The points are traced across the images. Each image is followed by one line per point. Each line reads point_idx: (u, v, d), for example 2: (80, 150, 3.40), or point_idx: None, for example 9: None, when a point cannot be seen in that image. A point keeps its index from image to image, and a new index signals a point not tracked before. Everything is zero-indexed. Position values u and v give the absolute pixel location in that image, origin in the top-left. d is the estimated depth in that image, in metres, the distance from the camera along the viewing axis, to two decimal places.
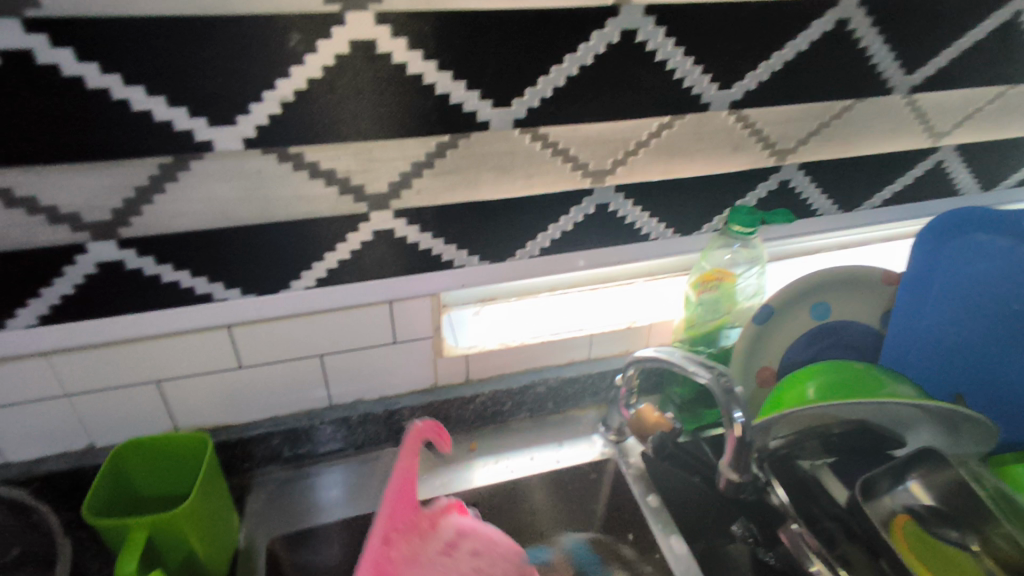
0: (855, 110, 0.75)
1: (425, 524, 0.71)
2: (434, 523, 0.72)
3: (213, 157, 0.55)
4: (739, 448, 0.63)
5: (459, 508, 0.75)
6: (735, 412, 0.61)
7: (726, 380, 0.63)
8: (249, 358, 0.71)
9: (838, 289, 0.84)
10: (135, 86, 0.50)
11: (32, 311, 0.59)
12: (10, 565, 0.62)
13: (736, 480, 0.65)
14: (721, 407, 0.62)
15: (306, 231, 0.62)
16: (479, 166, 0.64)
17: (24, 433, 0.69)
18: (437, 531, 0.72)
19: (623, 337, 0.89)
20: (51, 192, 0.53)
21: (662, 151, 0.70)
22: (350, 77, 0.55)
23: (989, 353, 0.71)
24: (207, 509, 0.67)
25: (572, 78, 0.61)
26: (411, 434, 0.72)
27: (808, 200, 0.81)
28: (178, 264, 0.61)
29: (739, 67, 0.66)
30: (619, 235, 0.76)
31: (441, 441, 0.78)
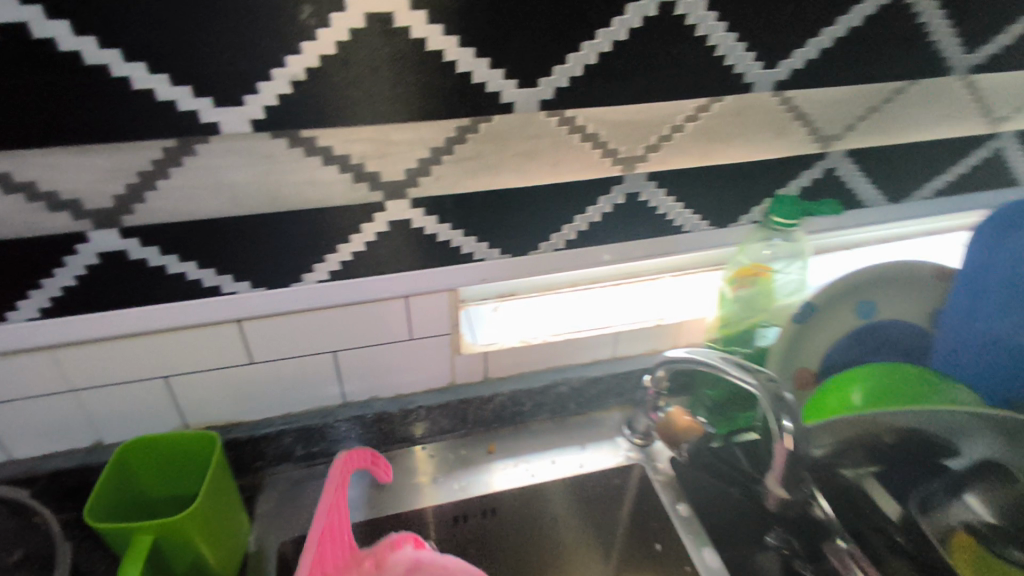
0: (909, 92, 0.69)
1: (367, 566, 0.66)
2: (379, 563, 0.67)
3: (221, 140, 0.52)
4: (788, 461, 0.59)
5: (414, 541, 0.69)
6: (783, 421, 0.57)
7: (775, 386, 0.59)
8: (260, 354, 0.68)
9: (885, 287, 0.78)
10: (136, 63, 0.47)
11: (33, 304, 0.56)
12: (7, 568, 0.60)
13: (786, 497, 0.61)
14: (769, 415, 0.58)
15: (319, 221, 0.59)
16: (502, 152, 0.60)
17: (29, 429, 0.67)
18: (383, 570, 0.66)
19: (650, 335, 0.84)
20: (50, 177, 0.50)
21: (698, 137, 0.65)
22: (365, 53, 0.51)
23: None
24: (216, 513, 0.64)
25: (605, 56, 0.56)
26: (337, 465, 0.69)
27: (854, 190, 0.75)
28: (185, 255, 0.57)
29: (785, 44, 0.61)
30: (650, 227, 0.71)
31: (380, 470, 0.76)
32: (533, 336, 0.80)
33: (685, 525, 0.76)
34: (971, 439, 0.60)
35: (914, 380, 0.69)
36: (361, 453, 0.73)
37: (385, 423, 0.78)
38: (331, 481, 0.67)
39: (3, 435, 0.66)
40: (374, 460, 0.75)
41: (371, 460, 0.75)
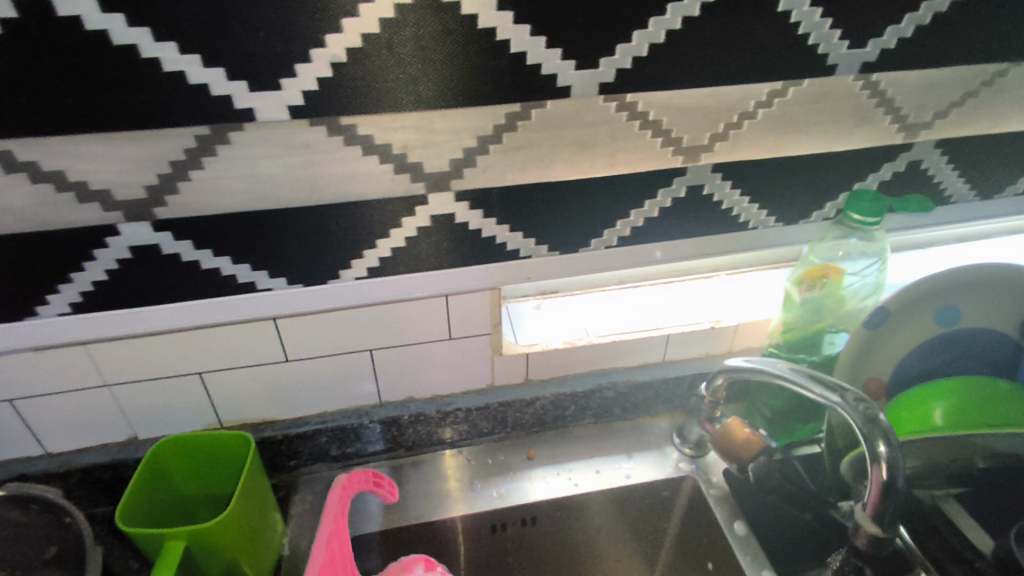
0: (1011, 75, 0.61)
1: None
2: None
3: (256, 127, 0.48)
4: (888, 493, 0.51)
5: (425, 562, 0.66)
6: (880, 446, 0.50)
7: (865, 406, 0.52)
8: (295, 353, 0.65)
9: (969, 291, 0.70)
10: (166, 43, 0.43)
11: (64, 298, 0.54)
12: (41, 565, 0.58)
13: (880, 535, 0.53)
14: (862, 440, 0.52)
15: (358, 214, 0.55)
16: (554, 141, 0.55)
17: (63, 424, 0.65)
18: None
19: (704, 339, 0.78)
20: (79, 166, 0.47)
21: (770, 125, 0.59)
22: (411, 32, 0.46)
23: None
24: (251, 518, 0.61)
25: (674, 34, 0.51)
26: (336, 493, 0.66)
27: (941, 184, 0.68)
28: (219, 250, 0.54)
29: (877, 19, 0.54)
30: (712, 222, 0.65)
31: (384, 490, 0.71)
32: (577, 337, 0.75)
33: (742, 545, 0.70)
34: None
35: (1008, 400, 0.62)
36: (363, 477, 0.70)
37: (421, 424, 0.75)
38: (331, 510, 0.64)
39: (38, 429, 0.65)
40: (377, 481, 0.71)
41: (375, 484, 0.71)
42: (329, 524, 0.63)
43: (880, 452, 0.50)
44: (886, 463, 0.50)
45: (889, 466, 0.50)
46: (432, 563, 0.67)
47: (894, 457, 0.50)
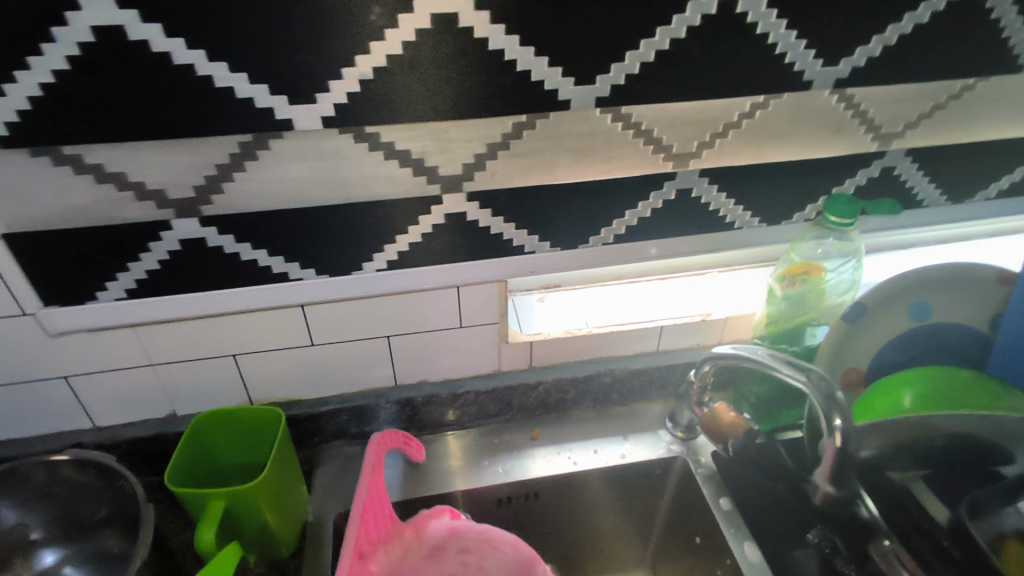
0: (976, 90, 0.67)
1: (408, 532, 0.70)
2: (418, 528, 0.71)
3: (293, 135, 0.55)
4: (839, 459, 0.59)
5: (451, 512, 0.74)
6: (835, 421, 0.57)
7: (827, 386, 0.59)
8: (320, 337, 0.72)
9: (941, 288, 0.76)
10: (219, 63, 0.50)
11: (121, 285, 0.61)
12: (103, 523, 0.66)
13: (833, 494, 0.61)
14: (820, 414, 0.58)
15: (380, 212, 0.61)
16: (556, 148, 0.61)
17: (112, 399, 0.72)
18: (424, 536, 0.71)
19: (695, 331, 0.84)
20: (140, 168, 0.54)
21: (753, 134, 0.65)
22: (430, 52, 0.53)
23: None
24: (281, 484, 0.68)
25: (663, 54, 0.57)
26: (375, 444, 0.70)
27: (913, 189, 0.74)
28: (257, 243, 0.61)
29: (849, 40, 0.60)
30: (701, 222, 0.71)
31: (410, 446, 0.78)
32: (577, 327, 0.81)
33: (727, 519, 0.76)
34: None
35: (971, 386, 0.68)
36: (394, 435, 0.75)
37: (434, 405, 0.81)
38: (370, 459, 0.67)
39: (89, 404, 0.72)
40: (406, 440, 0.77)
41: (403, 442, 0.77)
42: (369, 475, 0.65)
43: (835, 425, 0.57)
44: (839, 434, 0.57)
45: (841, 437, 0.58)
46: (457, 513, 0.74)
47: (846, 430, 0.58)
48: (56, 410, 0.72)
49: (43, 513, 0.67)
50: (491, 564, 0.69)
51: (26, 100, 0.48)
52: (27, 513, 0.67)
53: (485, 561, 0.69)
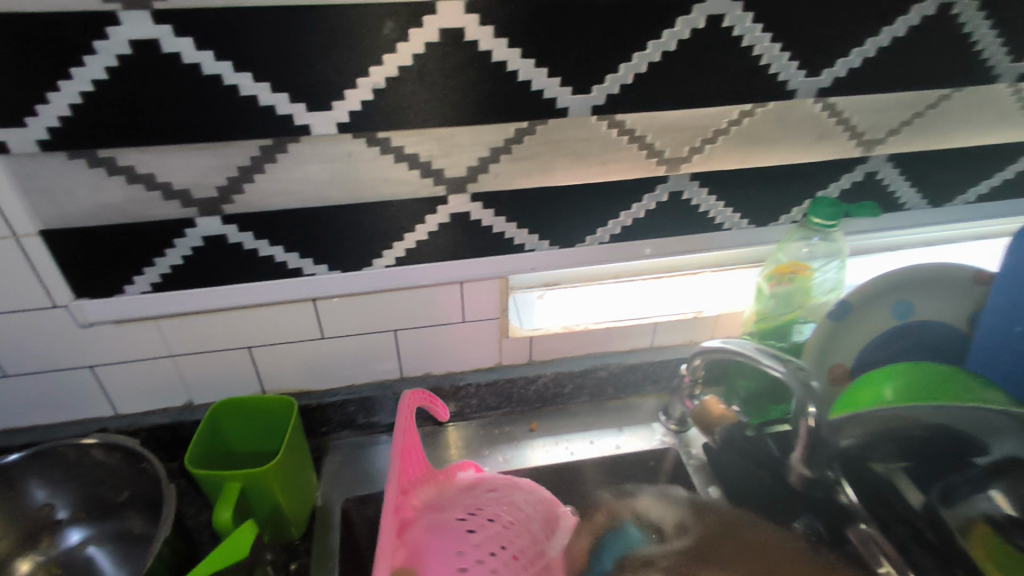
0: (953, 99, 0.71)
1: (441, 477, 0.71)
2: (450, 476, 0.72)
3: (310, 139, 0.59)
4: (811, 442, 0.64)
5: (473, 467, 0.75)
6: (809, 407, 0.62)
7: (803, 374, 0.63)
8: (331, 330, 0.76)
9: (920, 288, 0.79)
10: (243, 73, 0.54)
11: (147, 279, 0.65)
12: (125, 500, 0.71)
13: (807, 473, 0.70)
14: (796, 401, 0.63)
15: (389, 212, 0.65)
16: (554, 153, 0.65)
17: (133, 388, 0.76)
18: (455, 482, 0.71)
19: (688, 327, 0.88)
20: (168, 170, 0.58)
21: (741, 140, 0.68)
22: (438, 63, 0.57)
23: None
24: (292, 467, 0.72)
25: (654, 65, 0.61)
26: (407, 400, 0.69)
27: (895, 193, 0.78)
28: (274, 240, 0.65)
29: (830, 53, 0.64)
30: (692, 223, 0.75)
31: (436, 408, 0.76)
32: (575, 323, 0.85)
33: None
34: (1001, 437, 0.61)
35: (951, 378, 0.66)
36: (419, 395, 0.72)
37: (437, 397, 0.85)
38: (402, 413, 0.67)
39: (111, 392, 0.76)
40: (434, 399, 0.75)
41: (431, 401, 0.75)
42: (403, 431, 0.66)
43: (811, 412, 0.62)
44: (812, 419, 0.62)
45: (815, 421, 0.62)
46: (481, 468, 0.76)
47: (820, 415, 0.62)
48: (81, 399, 0.76)
49: (71, 493, 0.72)
50: (519, 498, 0.69)
51: (66, 107, 0.53)
52: (55, 494, 0.71)
53: (514, 496, 0.69)
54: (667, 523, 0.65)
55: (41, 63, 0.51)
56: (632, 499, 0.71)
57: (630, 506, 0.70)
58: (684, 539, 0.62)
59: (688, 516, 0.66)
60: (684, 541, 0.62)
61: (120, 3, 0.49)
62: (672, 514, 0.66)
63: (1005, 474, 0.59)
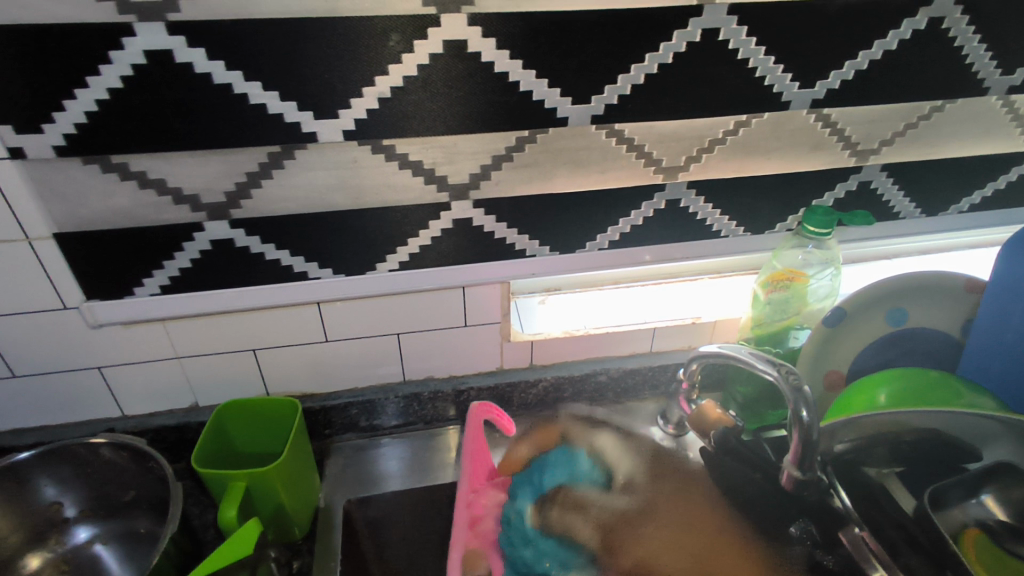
0: (945, 111, 0.72)
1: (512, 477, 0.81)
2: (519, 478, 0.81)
3: (316, 146, 0.61)
4: (804, 448, 0.64)
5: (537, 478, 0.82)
6: (801, 412, 0.62)
7: (794, 380, 0.63)
8: (335, 333, 0.77)
9: (916, 295, 0.80)
10: (253, 82, 0.56)
11: (156, 281, 0.67)
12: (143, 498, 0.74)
13: (799, 477, 0.66)
14: (789, 406, 0.63)
15: (392, 217, 0.67)
16: (555, 161, 0.67)
17: (140, 389, 0.77)
18: None
19: (686, 333, 0.89)
20: (178, 175, 0.60)
21: (737, 149, 0.70)
22: (441, 74, 0.59)
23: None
24: (295, 465, 0.73)
25: (651, 77, 0.63)
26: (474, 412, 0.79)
27: (889, 202, 0.79)
28: (280, 244, 0.67)
29: (823, 66, 0.66)
30: (690, 231, 0.77)
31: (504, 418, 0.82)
32: (575, 328, 0.87)
33: None
34: (993, 443, 0.63)
35: (941, 381, 0.70)
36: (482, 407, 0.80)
37: (438, 400, 0.86)
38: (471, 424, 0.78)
39: (119, 393, 0.77)
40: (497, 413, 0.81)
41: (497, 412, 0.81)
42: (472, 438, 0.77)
43: (803, 417, 0.62)
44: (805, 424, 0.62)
45: (807, 426, 0.63)
46: None
47: (812, 419, 0.63)
48: (88, 399, 0.77)
49: (79, 491, 0.73)
50: None
51: (82, 114, 0.55)
52: (63, 492, 0.73)
53: None
54: (618, 474, 0.75)
55: (58, 72, 0.52)
56: (596, 434, 0.80)
57: (591, 440, 0.80)
58: (630, 497, 0.73)
59: (641, 472, 0.77)
60: (627, 501, 0.73)
61: (135, 15, 0.51)
62: (624, 465, 0.76)
63: (994, 480, 0.62)
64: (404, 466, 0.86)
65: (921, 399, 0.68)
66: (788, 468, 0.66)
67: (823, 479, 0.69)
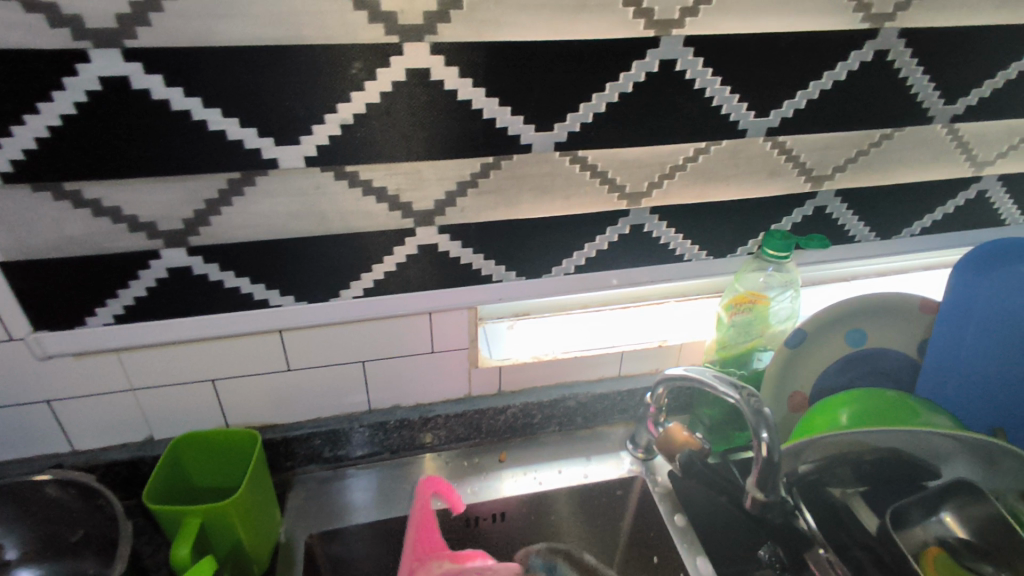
0: (894, 139, 0.75)
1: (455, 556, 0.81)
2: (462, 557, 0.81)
3: (278, 173, 0.60)
4: (767, 469, 0.64)
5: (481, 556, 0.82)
6: (761, 433, 0.62)
7: (755, 401, 0.64)
8: (297, 361, 0.76)
9: (872, 316, 0.82)
10: (213, 109, 0.55)
11: (109, 310, 0.65)
12: (87, 538, 0.70)
13: (763, 500, 0.65)
14: (750, 427, 0.63)
15: (357, 244, 0.67)
16: (520, 187, 0.67)
17: (91, 423, 0.74)
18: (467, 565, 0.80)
19: (654, 356, 0.90)
20: (134, 202, 0.59)
21: (697, 177, 0.72)
22: (404, 102, 0.59)
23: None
24: (255, 500, 0.71)
25: (612, 105, 0.64)
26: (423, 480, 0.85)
27: (845, 226, 0.82)
28: (239, 271, 0.65)
29: (777, 95, 0.68)
30: (654, 255, 0.78)
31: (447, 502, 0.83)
32: (544, 352, 0.86)
33: (680, 534, 0.80)
34: (951, 462, 0.66)
35: (897, 403, 0.71)
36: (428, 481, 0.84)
37: (406, 429, 0.85)
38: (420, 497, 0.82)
39: (69, 428, 0.74)
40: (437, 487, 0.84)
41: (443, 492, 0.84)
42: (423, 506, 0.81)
43: (763, 437, 0.62)
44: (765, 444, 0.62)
45: (768, 447, 0.63)
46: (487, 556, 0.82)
47: (772, 440, 0.63)
48: (35, 434, 0.74)
49: (23, 532, 0.70)
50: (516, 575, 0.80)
51: (32, 140, 0.53)
52: (5, 533, 0.69)
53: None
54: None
55: (7, 97, 0.51)
56: None
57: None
58: None
59: None
60: None
61: (90, 41, 0.50)
62: None
63: (953, 497, 0.63)
64: (374, 496, 0.84)
65: (882, 420, 0.69)
66: (750, 491, 0.65)
67: (789, 500, 0.69)
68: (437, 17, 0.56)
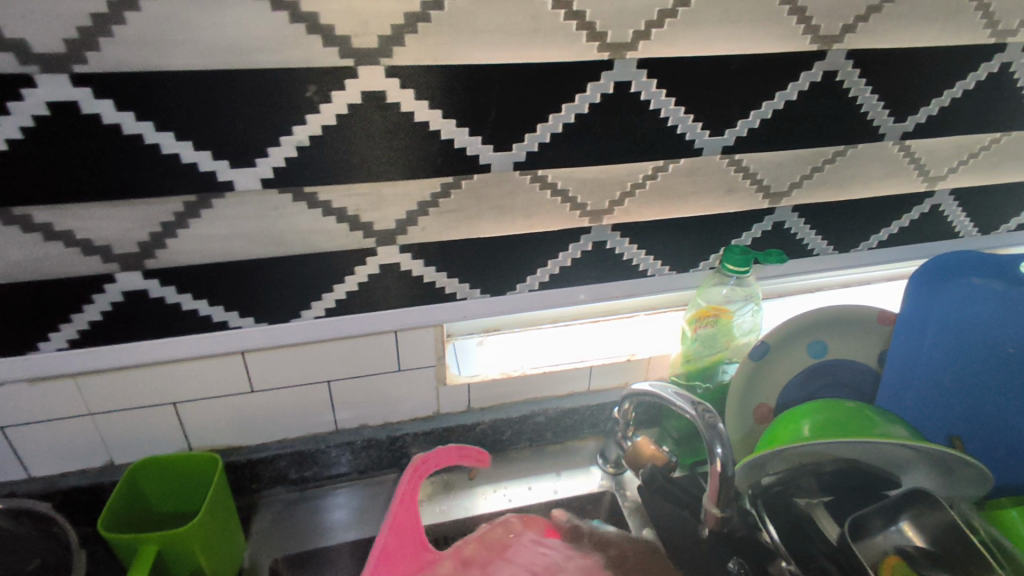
0: (848, 155, 0.77)
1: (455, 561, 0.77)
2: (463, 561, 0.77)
3: (234, 195, 0.60)
4: (723, 485, 0.65)
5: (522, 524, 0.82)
6: (716, 449, 0.63)
7: (711, 417, 0.65)
8: (261, 383, 0.75)
9: (834, 328, 0.84)
10: (165, 133, 0.55)
11: (63, 335, 0.64)
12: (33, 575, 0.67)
13: (720, 516, 0.66)
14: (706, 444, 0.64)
15: (318, 264, 0.67)
16: (480, 206, 0.68)
17: (48, 450, 0.73)
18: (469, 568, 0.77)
19: (622, 370, 0.90)
20: (85, 226, 0.58)
21: (656, 194, 0.73)
22: (361, 124, 0.59)
23: (1003, 378, 0.72)
24: (216, 526, 0.69)
25: (569, 126, 0.65)
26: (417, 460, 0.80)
27: (803, 240, 0.84)
28: (198, 293, 0.65)
29: (731, 115, 0.69)
30: (618, 271, 0.79)
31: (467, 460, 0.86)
32: (513, 368, 0.87)
33: None
34: (910, 471, 0.69)
35: (856, 413, 0.72)
36: (445, 451, 0.83)
37: (374, 449, 0.84)
38: (399, 491, 0.75)
39: (24, 455, 0.72)
40: (463, 452, 0.85)
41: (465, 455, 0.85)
42: (399, 502, 0.74)
43: (717, 453, 0.64)
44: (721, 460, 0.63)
45: (723, 462, 0.64)
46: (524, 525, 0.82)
47: (728, 456, 0.64)
48: None
49: None
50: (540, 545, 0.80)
51: None
52: None
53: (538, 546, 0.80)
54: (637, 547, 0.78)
55: None
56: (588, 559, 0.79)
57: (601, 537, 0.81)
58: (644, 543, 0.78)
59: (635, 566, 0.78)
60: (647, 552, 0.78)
61: (37, 66, 0.50)
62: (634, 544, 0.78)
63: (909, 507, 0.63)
64: (350, 516, 0.83)
65: (841, 431, 0.70)
66: (707, 508, 0.66)
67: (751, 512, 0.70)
68: (392, 40, 0.56)
